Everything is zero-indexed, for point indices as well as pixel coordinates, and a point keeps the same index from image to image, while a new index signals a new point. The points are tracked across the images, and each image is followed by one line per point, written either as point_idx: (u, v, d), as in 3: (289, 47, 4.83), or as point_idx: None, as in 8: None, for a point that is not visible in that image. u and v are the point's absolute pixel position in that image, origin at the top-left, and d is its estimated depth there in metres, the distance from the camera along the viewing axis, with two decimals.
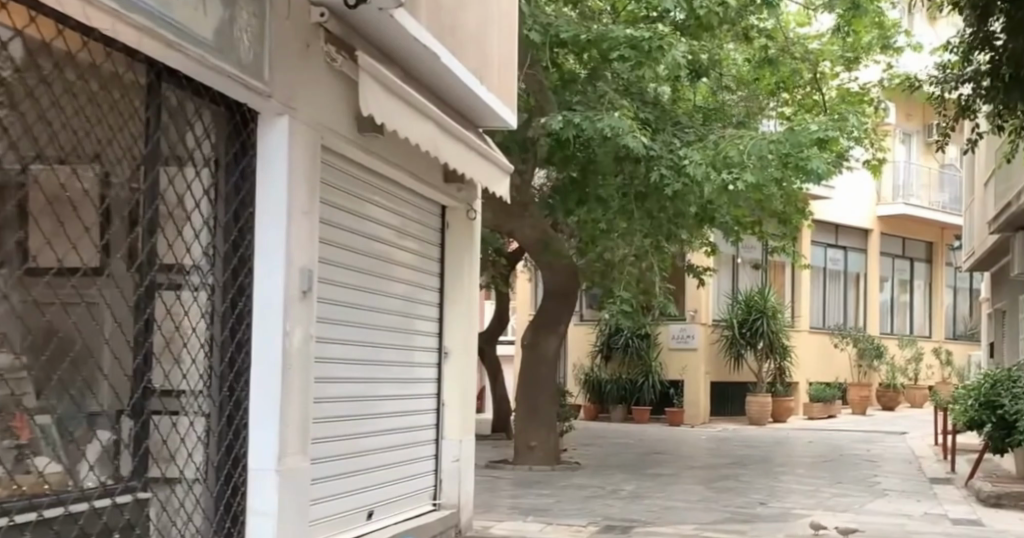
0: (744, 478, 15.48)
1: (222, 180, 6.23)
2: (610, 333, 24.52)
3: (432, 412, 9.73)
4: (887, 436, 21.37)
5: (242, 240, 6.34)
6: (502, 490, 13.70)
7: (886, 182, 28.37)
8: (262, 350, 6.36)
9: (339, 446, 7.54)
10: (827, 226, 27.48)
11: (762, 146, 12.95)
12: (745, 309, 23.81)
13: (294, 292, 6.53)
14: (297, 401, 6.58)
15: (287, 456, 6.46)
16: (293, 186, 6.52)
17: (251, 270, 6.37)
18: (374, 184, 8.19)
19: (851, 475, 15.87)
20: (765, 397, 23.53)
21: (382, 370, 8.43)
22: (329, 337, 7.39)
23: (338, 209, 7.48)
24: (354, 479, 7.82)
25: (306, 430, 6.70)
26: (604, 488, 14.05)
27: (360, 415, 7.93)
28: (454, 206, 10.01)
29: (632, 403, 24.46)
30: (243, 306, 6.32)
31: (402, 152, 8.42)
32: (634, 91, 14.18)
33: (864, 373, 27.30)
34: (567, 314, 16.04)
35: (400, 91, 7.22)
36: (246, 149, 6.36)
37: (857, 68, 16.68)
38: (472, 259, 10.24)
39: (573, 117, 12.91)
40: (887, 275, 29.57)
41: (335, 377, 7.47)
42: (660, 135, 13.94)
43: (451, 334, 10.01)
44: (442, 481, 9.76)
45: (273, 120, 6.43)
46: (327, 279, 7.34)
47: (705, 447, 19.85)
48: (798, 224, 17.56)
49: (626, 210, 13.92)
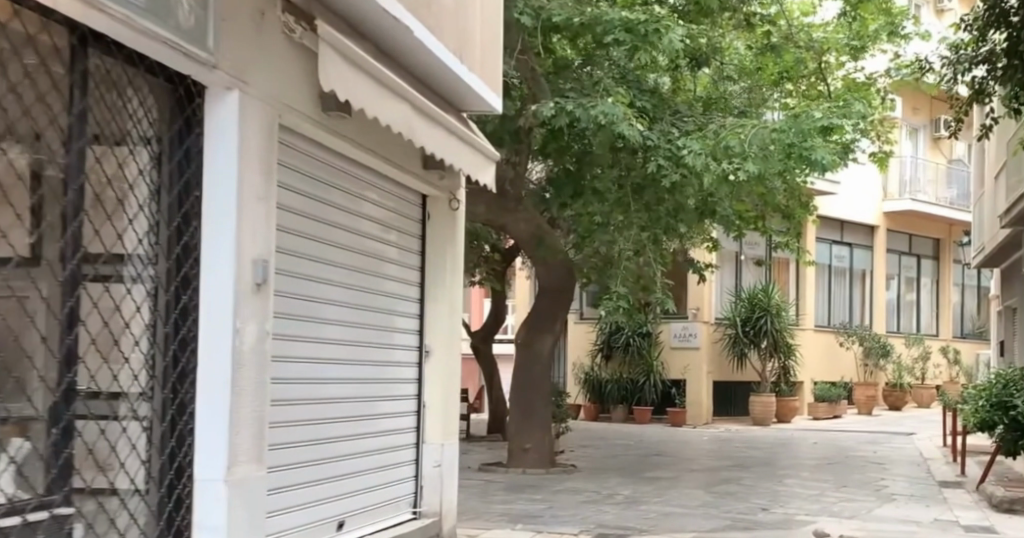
0: (746, 481, 14.87)
1: (163, 160, 5.66)
2: (610, 332, 23.89)
3: (412, 415, 9.14)
4: (894, 438, 20.73)
5: (187, 226, 5.77)
6: (493, 495, 13.08)
7: (893, 176, 27.74)
8: (210, 350, 5.79)
9: (301, 452, 6.93)
10: (832, 223, 26.84)
11: (764, 136, 12.32)
12: (748, 307, 23.24)
13: (247, 286, 5.96)
14: (251, 404, 6.00)
15: (238, 465, 5.88)
16: (244, 167, 5.94)
17: (197, 260, 5.80)
18: (343, 169, 7.57)
19: (857, 479, 15.25)
20: (768, 397, 22.88)
21: (354, 372, 7.84)
22: (288, 335, 6.77)
23: (297, 194, 6.87)
24: (319, 487, 7.20)
25: (262, 436, 6.12)
26: (599, 493, 13.44)
27: (327, 418, 7.32)
28: (435, 196, 9.42)
29: (632, 404, 23.84)
30: (186, 301, 5.75)
31: (374, 135, 7.82)
32: (631, 78, 13.60)
33: (870, 372, 26.63)
34: (561, 311, 15.43)
35: (366, 66, 6.62)
36: (191, 127, 5.80)
37: (863, 57, 16.03)
38: (455, 252, 9.64)
39: (565, 105, 12.32)
40: (894, 272, 28.95)
41: (296, 378, 6.87)
42: (658, 124, 13.31)
43: (432, 332, 9.40)
44: (423, 488, 9.16)
45: (221, 94, 5.86)
46: (285, 271, 6.73)
47: (706, 449, 19.21)
48: (803, 218, 16.95)
49: (622, 203, 13.26)
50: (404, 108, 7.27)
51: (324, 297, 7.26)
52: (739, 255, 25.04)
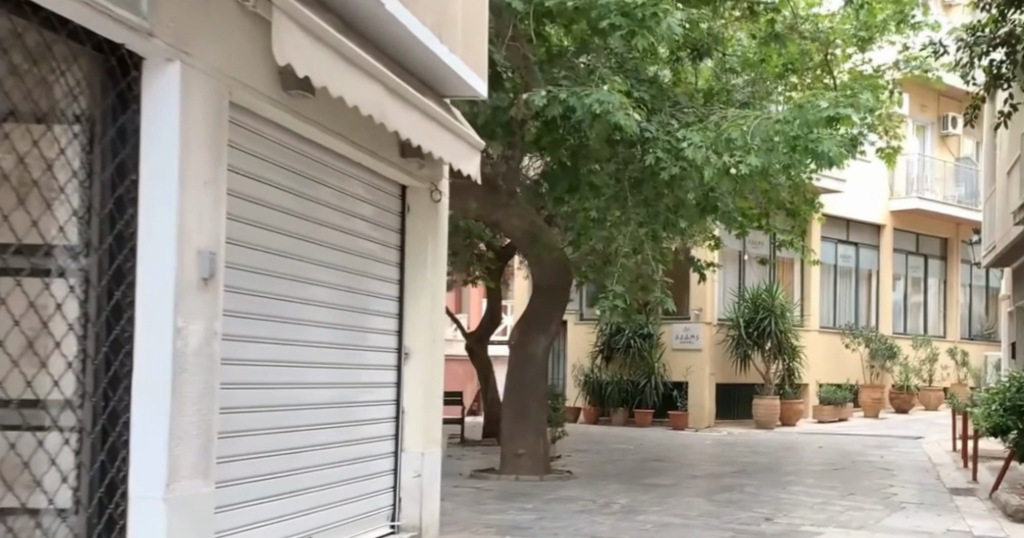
0: (749, 488, 14.24)
1: (94, 140, 5.09)
2: (611, 333, 23.27)
3: (389, 422, 8.55)
4: (901, 442, 20.11)
5: (121, 214, 5.17)
6: (483, 504, 12.45)
7: (900, 176, 27.12)
8: (147, 354, 5.18)
9: (253, 466, 6.27)
10: (838, 222, 26.17)
11: (767, 128, 11.60)
12: (751, 308, 22.61)
13: (190, 282, 5.37)
14: (195, 412, 5.41)
15: (180, 480, 5.29)
16: (187, 147, 5.33)
17: (134, 251, 5.21)
18: (305, 154, 6.94)
19: (864, 485, 14.63)
20: (773, 400, 22.31)
21: (322, 374, 7.24)
22: (253, 335, 6.27)
23: (253, 180, 6.28)
24: (275, 502, 6.53)
25: (209, 448, 5.53)
26: (594, 502, 12.80)
27: (287, 428, 6.67)
28: (416, 186, 8.85)
29: (632, 407, 23.16)
30: (119, 298, 5.16)
31: (343, 119, 7.21)
32: (628, 67, 12.99)
33: (877, 374, 25.84)
34: (558, 312, 14.73)
35: (330, 39, 6.04)
36: (127, 103, 5.21)
37: (870, 50, 15.43)
38: (437, 246, 9.05)
39: (558, 93, 11.71)
40: (901, 272, 28.29)
41: (256, 383, 6.30)
42: (656, 116, 12.68)
43: (413, 333, 8.79)
44: (401, 500, 8.61)
45: (161, 65, 5.25)
46: (242, 264, 6.16)
47: (709, 453, 18.56)
48: (808, 216, 16.28)
49: (619, 197, 12.66)
50: (375, 88, 6.67)
51: (293, 294, 6.76)
52: (743, 255, 24.37)
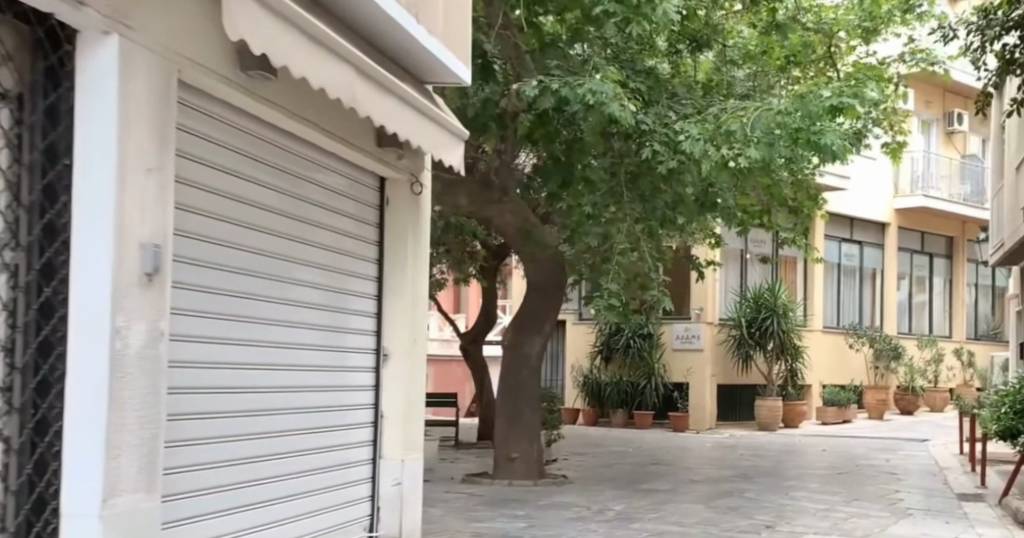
0: (750, 494, 13.74)
1: (19, 122, 4.65)
2: (610, 334, 22.76)
3: (366, 427, 8.10)
4: (906, 444, 19.62)
5: (52, 205, 4.71)
6: (472, 511, 11.95)
7: (905, 172, 26.66)
8: (81, 355, 4.70)
9: (199, 479, 5.78)
10: (840, 220, 25.66)
11: (767, 120, 10.99)
12: (754, 307, 22.14)
13: (132, 277, 4.90)
14: (137, 420, 4.93)
15: (120, 494, 4.81)
16: (126, 129, 4.85)
17: (67, 243, 4.73)
18: (266, 139, 6.46)
19: (868, 491, 14.12)
20: (775, 401, 21.81)
21: (289, 377, 6.79)
22: (203, 335, 5.85)
23: (204, 165, 5.79)
24: (229, 518, 6.02)
25: (154, 460, 5.06)
26: (589, 508, 12.32)
27: (244, 435, 6.20)
28: (395, 178, 8.41)
29: (633, 408, 22.66)
30: (49, 296, 4.70)
31: (309, 103, 6.72)
32: (624, 58, 12.48)
33: (881, 376, 25.35)
34: (552, 312, 14.19)
35: (295, 19, 5.63)
36: (59, 82, 4.75)
37: (876, 42, 15.03)
38: (418, 240, 8.61)
39: (551, 84, 11.17)
40: (906, 271, 27.79)
41: (206, 387, 5.87)
42: (653, 108, 12.11)
43: (392, 333, 8.34)
44: (379, 509, 8.15)
45: (98, 38, 4.77)
46: (185, 257, 5.67)
47: (709, 457, 18.05)
48: (811, 212, 15.77)
49: (614, 193, 12.08)
50: (343, 71, 6.18)
51: (286, 297, 6.70)
52: (744, 254, 23.89)
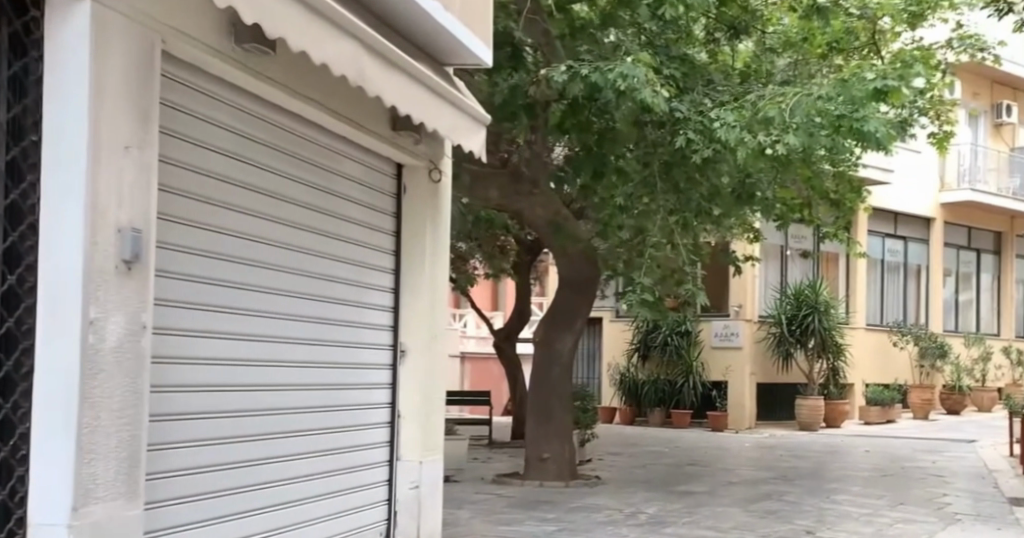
0: (789, 497, 13.19)
1: None
2: (647, 331, 22.16)
3: (382, 428, 7.67)
4: (953, 446, 18.93)
5: (17, 186, 4.28)
6: (500, 514, 11.52)
7: (952, 166, 25.91)
8: (49, 351, 4.29)
9: (178, 485, 5.41)
10: (884, 215, 24.95)
11: (808, 105, 10.29)
12: (794, 304, 21.57)
13: (107, 265, 4.47)
14: (111, 422, 4.50)
15: (94, 501, 4.40)
16: (98, 101, 4.43)
17: (34, 227, 4.32)
18: (260, 116, 6.05)
19: (914, 495, 13.53)
20: (817, 400, 21.22)
21: (284, 374, 6.35)
22: (181, 328, 5.45)
23: (186, 140, 5.40)
24: (226, 525, 5.75)
25: (136, 465, 4.65)
26: (621, 511, 11.83)
27: (245, 438, 5.93)
28: (412, 164, 7.96)
29: (671, 407, 22.12)
30: (13, 283, 4.26)
31: (308, 80, 6.30)
32: (658, 44, 11.77)
33: (926, 374, 24.70)
34: (585, 311, 13.64)
35: None
36: (24, 51, 4.33)
37: (924, 27, 14.43)
38: (438, 230, 8.14)
39: (581, 69, 10.48)
40: (952, 268, 27.03)
41: (189, 386, 5.51)
42: (687, 94, 11.41)
43: (410, 328, 7.90)
44: (397, 515, 7.71)
45: (69, 3, 4.37)
46: (170, 242, 5.32)
47: (749, 457, 17.48)
48: (854, 205, 15.03)
49: (648, 183, 11.45)
50: (348, 46, 5.74)
51: (294, 289, 6.44)
52: (784, 250, 23.29)
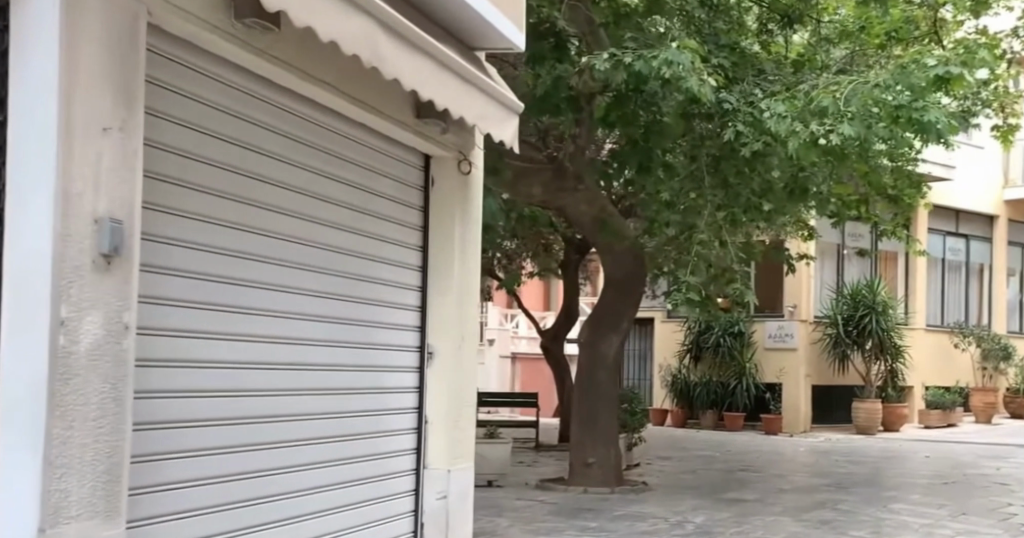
0: (844, 506, 12.58)
1: None
2: (700, 331, 21.60)
3: (408, 434, 7.21)
4: (1017, 452, 18.14)
5: None
6: (540, 522, 11.04)
7: (1015, 160, 25.03)
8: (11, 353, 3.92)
9: (179, 498, 4.99)
10: (945, 212, 24.14)
11: (863, 94, 9.67)
12: (851, 304, 20.90)
13: (82, 259, 4.07)
14: (88, 435, 4.09)
15: (65, 523, 3.99)
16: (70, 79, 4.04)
17: None
18: (265, 100, 5.63)
19: (978, 504, 12.85)
20: (875, 404, 20.51)
21: (297, 379, 5.90)
22: (175, 328, 5.01)
23: (176, 124, 4.99)
24: None
25: (119, 480, 4.23)
26: (667, 520, 11.31)
27: (256, 445, 5.52)
28: (441, 155, 7.50)
29: (723, 409, 21.45)
30: None
31: (318, 62, 5.87)
32: (706, 31, 11.20)
33: (989, 377, 23.87)
34: (629, 310, 13.08)
35: None
36: None
37: (991, 12, 13.70)
38: (467, 224, 7.66)
39: (624, 56, 9.89)
40: (1016, 267, 26.10)
41: (189, 390, 5.08)
42: (736, 85, 10.83)
43: (439, 328, 7.45)
44: (425, 527, 7.25)
45: None
46: (163, 234, 4.92)
47: (803, 463, 16.84)
48: (912, 201, 14.31)
49: (694, 177, 10.89)
50: (358, 21, 5.28)
51: (309, 288, 6.00)
52: (841, 248, 22.56)
